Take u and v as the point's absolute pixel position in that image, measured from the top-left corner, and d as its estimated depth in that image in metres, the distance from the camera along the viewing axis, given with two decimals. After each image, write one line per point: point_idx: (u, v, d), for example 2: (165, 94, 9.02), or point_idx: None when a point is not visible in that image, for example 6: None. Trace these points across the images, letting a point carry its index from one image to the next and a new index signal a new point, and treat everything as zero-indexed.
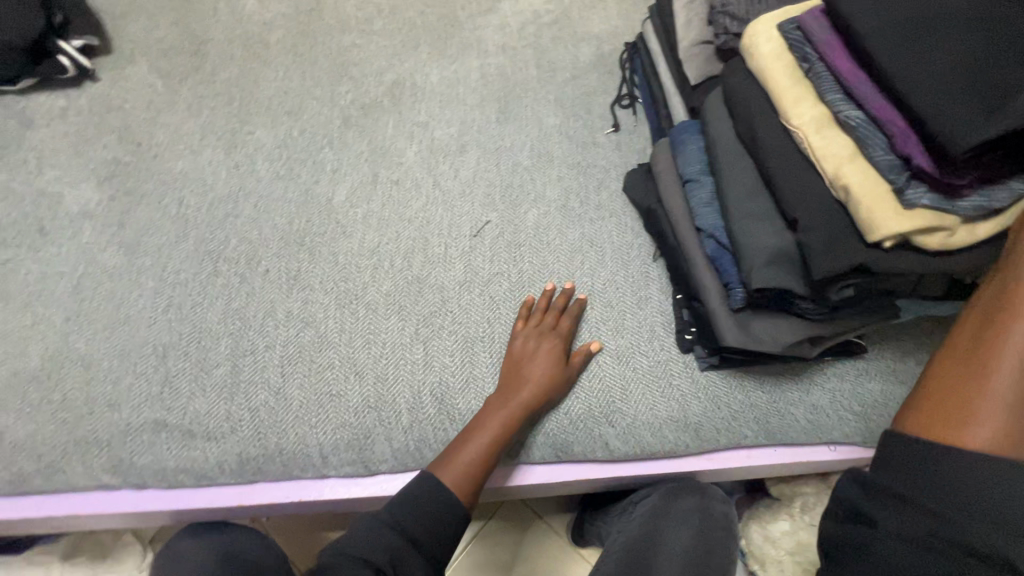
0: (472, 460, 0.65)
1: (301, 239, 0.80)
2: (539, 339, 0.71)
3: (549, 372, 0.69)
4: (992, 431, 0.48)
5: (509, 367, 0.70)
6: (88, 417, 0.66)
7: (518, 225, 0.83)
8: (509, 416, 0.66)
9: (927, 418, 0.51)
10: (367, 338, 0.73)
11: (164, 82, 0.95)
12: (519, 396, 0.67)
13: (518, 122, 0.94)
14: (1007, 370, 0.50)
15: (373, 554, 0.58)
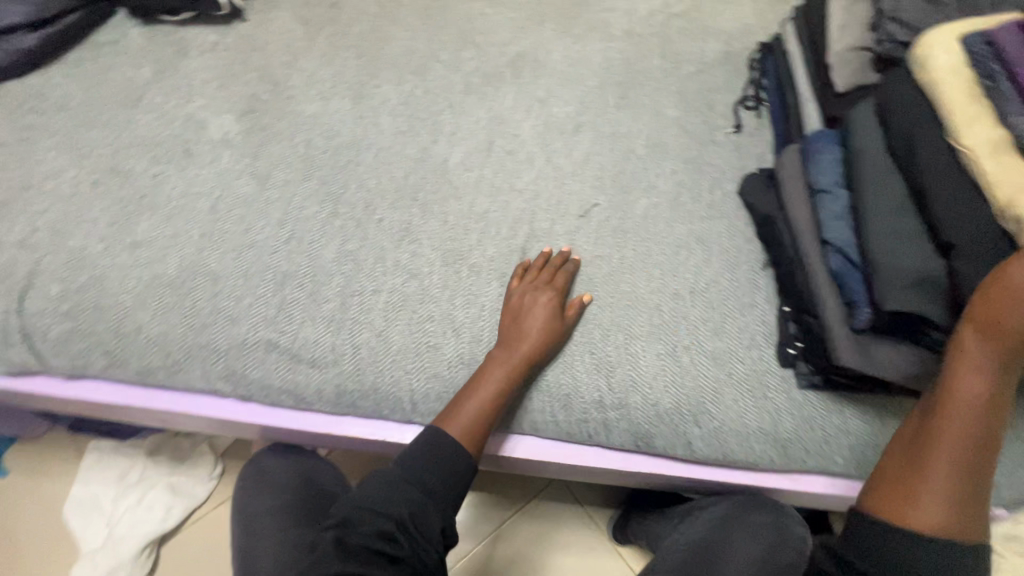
0: (475, 411, 0.67)
1: (414, 195, 0.82)
2: (534, 295, 0.72)
3: (546, 326, 0.70)
4: (936, 514, 0.54)
5: (507, 322, 0.71)
6: (212, 328, 0.71)
7: (626, 212, 0.82)
8: (509, 367, 0.68)
9: (885, 498, 0.57)
10: (466, 298, 0.75)
11: (303, 28, 1.00)
12: (518, 348, 0.68)
13: (637, 109, 0.93)
14: (946, 457, 0.55)
15: (390, 508, 0.63)
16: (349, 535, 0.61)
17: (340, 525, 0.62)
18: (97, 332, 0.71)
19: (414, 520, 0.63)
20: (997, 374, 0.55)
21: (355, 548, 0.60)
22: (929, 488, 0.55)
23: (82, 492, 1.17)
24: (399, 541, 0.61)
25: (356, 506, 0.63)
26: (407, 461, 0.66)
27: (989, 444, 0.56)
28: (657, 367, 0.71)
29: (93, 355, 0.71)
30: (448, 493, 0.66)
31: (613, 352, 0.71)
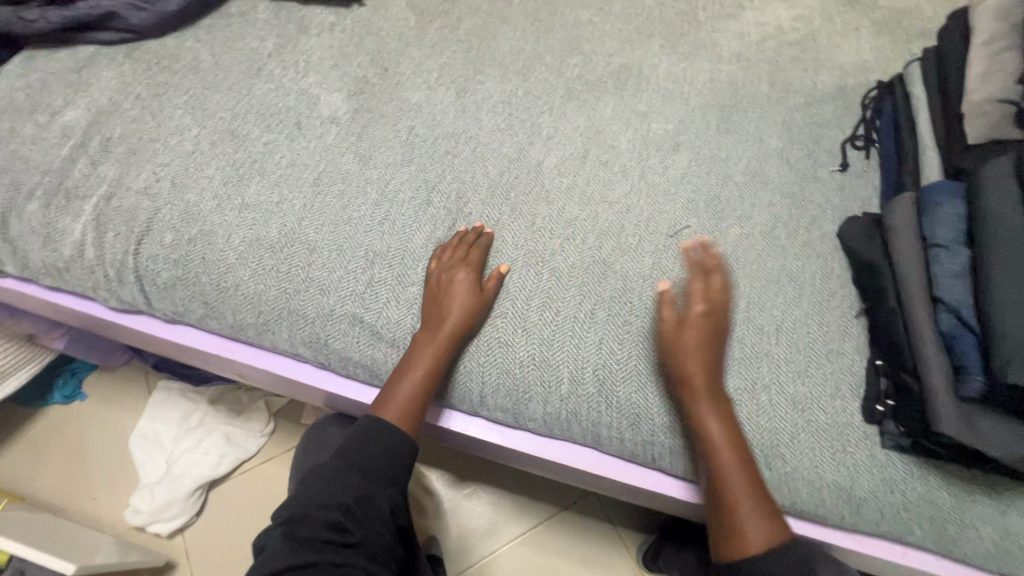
0: (411, 395, 0.70)
1: (505, 193, 0.83)
2: (451, 275, 0.73)
3: (466, 303, 0.71)
4: (759, 530, 0.60)
5: (431, 302, 0.72)
6: (301, 294, 0.74)
7: (717, 238, 0.80)
8: (435, 349, 0.70)
9: (726, 541, 0.61)
10: (544, 300, 0.75)
11: (416, 18, 1.02)
12: (443, 329, 0.70)
13: (738, 135, 0.91)
14: (731, 483, 0.62)
15: (334, 497, 0.64)
16: (297, 527, 0.61)
17: (288, 519, 0.63)
18: (199, 283, 0.75)
19: (359, 506, 0.64)
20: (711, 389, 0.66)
21: (304, 538, 0.60)
22: (732, 510, 0.61)
23: (147, 426, 1.24)
24: (349, 529, 0.62)
25: (303, 500, 0.64)
26: (348, 452, 0.68)
27: (746, 450, 0.64)
28: (733, 402, 0.69)
29: (193, 304, 0.76)
30: (391, 475, 0.69)
31: None
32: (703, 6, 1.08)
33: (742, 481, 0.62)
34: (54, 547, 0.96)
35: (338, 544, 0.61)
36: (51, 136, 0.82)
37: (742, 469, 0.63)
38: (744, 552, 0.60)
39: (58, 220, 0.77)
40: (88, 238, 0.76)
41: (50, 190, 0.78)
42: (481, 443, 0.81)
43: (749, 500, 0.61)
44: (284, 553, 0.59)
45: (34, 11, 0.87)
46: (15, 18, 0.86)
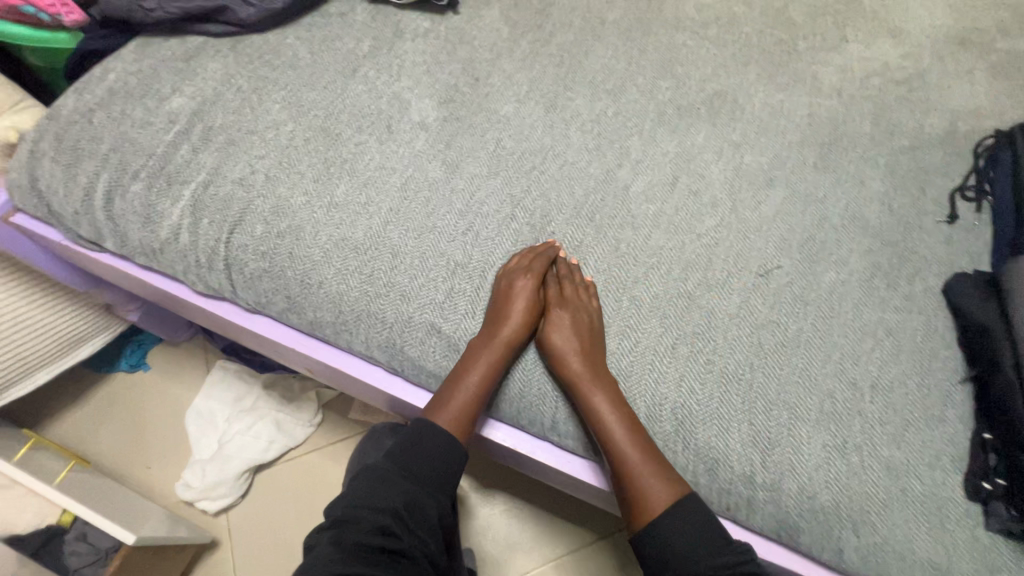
0: (465, 402, 0.69)
1: (590, 214, 0.81)
2: (516, 284, 0.73)
3: (528, 312, 0.72)
4: (658, 491, 0.63)
5: (494, 309, 0.72)
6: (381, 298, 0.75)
7: (810, 282, 0.76)
8: (492, 354, 0.70)
9: (633, 508, 0.64)
10: (623, 329, 0.73)
11: (509, 29, 1.02)
12: (501, 336, 0.71)
13: (837, 174, 0.86)
14: (625, 451, 0.64)
15: (386, 501, 0.62)
16: (345, 530, 0.59)
17: (335, 520, 0.61)
18: (284, 277, 0.76)
19: (408, 513, 0.62)
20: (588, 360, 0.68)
21: (351, 544, 0.58)
22: (631, 482, 0.64)
23: (202, 403, 1.28)
24: (397, 538, 0.60)
25: (352, 501, 0.62)
26: (398, 456, 0.67)
27: (633, 418, 0.66)
28: (821, 458, 0.65)
29: (276, 297, 0.77)
30: (438, 483, 0.67)
31: (775, 429, 0.66)
32: (804, 37, 1.04)
33: (636, 453, 0.64)
34: (112, 512, 0.99)
35: (387, 553, 0.58)
36: (158, 121, 0.85)
37: (631, 439, 0.65)
38: (651, 518, 0.62)
39: (158, 203, 0.80)
40: (184, 224, 0.79)
41: (153, 173, 0.81)
42: (540, 466, 0.78)
43: (642, 468, 0.63)
44: (332, 557, 0.57)
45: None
46: (135, 6, 0.90)
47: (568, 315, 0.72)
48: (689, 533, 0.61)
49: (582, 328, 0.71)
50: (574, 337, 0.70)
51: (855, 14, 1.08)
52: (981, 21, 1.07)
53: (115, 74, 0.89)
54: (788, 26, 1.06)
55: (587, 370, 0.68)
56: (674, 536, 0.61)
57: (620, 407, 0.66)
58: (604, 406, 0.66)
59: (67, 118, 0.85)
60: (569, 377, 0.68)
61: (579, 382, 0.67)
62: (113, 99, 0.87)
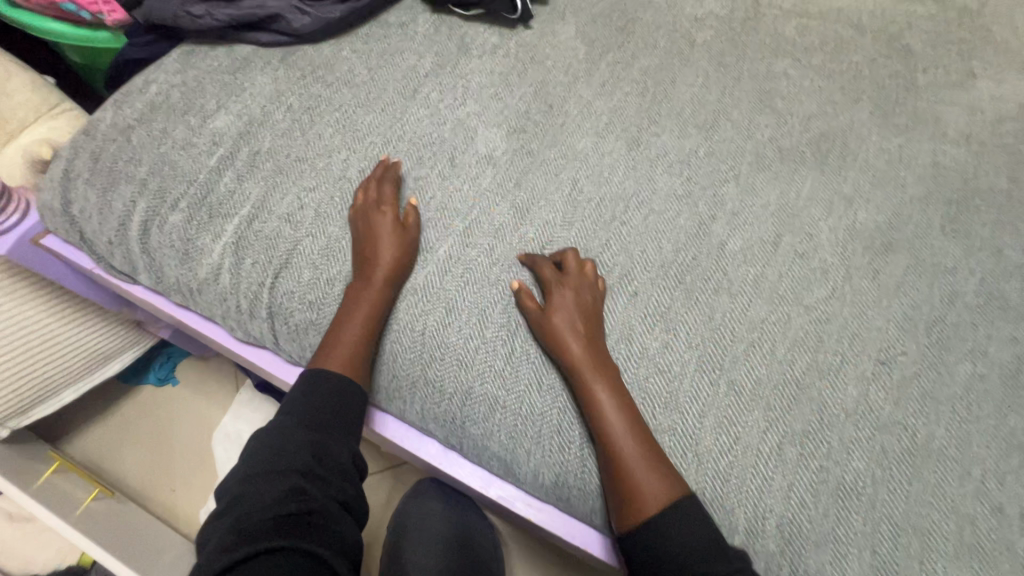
0: (353, 345, 0.63)
1: (680, 276, 0.70)
2: (370, 219, 0.69)
3: (394, 242, 0.68)
4: (657, 487, 0.54)
5: (358, 251, 0.68)
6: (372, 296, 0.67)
7: (942, 375, 0.65)
8: (369, 292, 0.65)
9: (624, 505, 0.55)
10: (720, 420, 0.62)
11: (587, 48, 0.91)
12: (376, 273, 0.66)
13: (969, 240, 0.74)
14: (620, 438, 0.56)
15: (296, 469, 0.52)
16: (247, 512, 0.48)
17: (233, 504, 0.49)
18: None
19: (322, 467, 0.54)
20: (584, 336, 0.61)
21: (257, 519, 0.47)
22: (627, 476, 0.55)
23: (233, 427, 1.21)
24: (313, 505, 0.50)
25: (252, 475, 0.52)
26: (311, 420, 0.57)
27: (629, 405, 0.59)
28: None
29: None
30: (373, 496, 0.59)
31: (904, 562, 0.56)
32: (924, 71, 0.91)
33: (632, 442, 0.56)
34: (130, 550, 0.92)
35: (303, 520, 0.48)
36: (201, 142, 0.77)
37: (630, 429, 0.57)
38: (645, 518, 0.53)
39: (198, 237, 0.72)
40: (226, 263, 0.71)
41: (194, 204, 0.74)
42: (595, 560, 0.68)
43: (640, 458, 0.55)
44: (234, 542, 0.45)
45: (201, 5, 0.82)
46: (181, 12, 0.82)
47: (571, 292, 0.64)
48: (690, 543, 0.52)
49: (585, 305, 0.64)
50: (577, 316, 0.63)
51: (982, 44, 0.95)
52: None
53: (157, 86, 0.82)
54: (904, 56, 0.93)
55: (591, 354, 0.60)
56: (670, 541, 0.52)
57: (621, 394, 0.59)
58: (604, 389, 0.58)
59: (104, 135, 0.77)
60: (565, 356, 0.60)
61: (580, 361, 0.60)
62: (154, 115, 0.79)
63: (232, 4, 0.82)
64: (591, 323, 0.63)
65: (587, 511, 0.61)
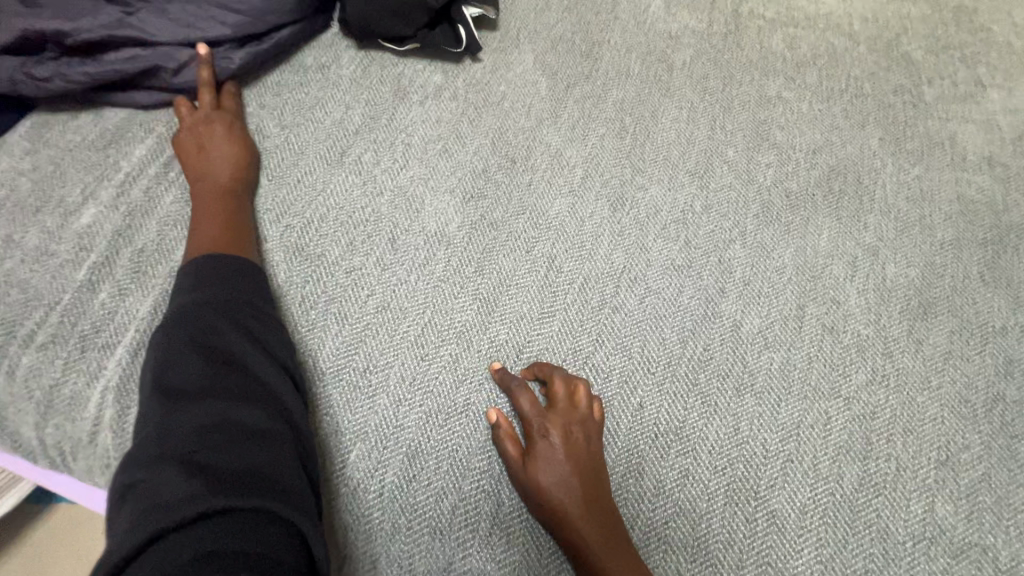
0: (203, 228, 0.58)
1: (692, 376, 0.57)
2: (204, 124, 0.64)
3: (235, 144, 0.64)
4: None
5: (193, 155, 0.63)
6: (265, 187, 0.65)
7: (1015, 475, 0.54)
8: (213, 195, 0.60)
9: None
10: (763, 570, 0.49)
11: (550, 82, 0.76)
12: (219, 174, 0.61)
13: (1014, 289, 0.64)
14: None
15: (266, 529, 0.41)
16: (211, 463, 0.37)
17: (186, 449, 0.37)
18: None
19: None
20: (576, 492, 0.48)
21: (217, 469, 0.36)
22: None
23: None
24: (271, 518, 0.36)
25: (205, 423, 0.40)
26: (274, 386, 0.46)
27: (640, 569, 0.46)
28: None
29: None
30: None
31: None
32: (929, 82, 0.80)
33: None
34: None
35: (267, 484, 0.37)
36: (62, 248, 0.59)
37: None
38: None
39: (64, 382, 0.54)
40: (106, 417, 0.53)
41: (59, 334, 0.56)
42: None
43: None
44: (200, 490, 0.34)
45: (48, 65, 0.63)
46: (21, 76, 0.62)
47: (559, 436, 0.50)
48: None
49: (581, 453, 0.50)
50: (568, 469, 0.49)
51: (985, 46, 0.85)
52: None
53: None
54: (905, 66, 0.82)
55: (589, 516, 0.47)
56: None
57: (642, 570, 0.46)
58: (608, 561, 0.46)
59: None
60: (555, 524, 0.47)
61: (577, 532, 0.47)
62: None
63: (95, 60, 0.63)
64: (586, 468, 0.49)
65: None
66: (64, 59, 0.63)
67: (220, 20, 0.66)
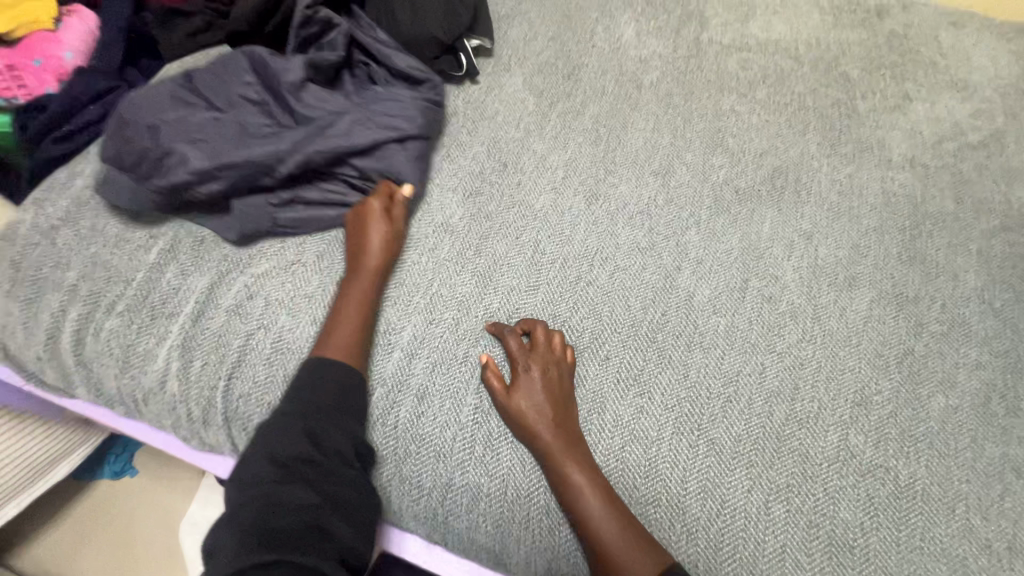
0: (349, 332, 0.64)
1: (650, 335, 0.69)
2: (367, 215, 0.71)
3: (387, 233, 0.70)
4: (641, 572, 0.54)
5: (354, 239, 0.70)
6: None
7: (919, 411, 0.65)
8: (363, 289, 0.67)
9: None
10: (703, 484, 0.61)
11: (536, 100, 0.89)
12: (366, 260, 0.68)
13: (927, 266, 0.76)
14: (592, 511, 0.56)
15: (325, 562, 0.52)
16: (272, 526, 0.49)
17: (250, 521, 0.49)
18: None
19: None
20: (549, 413, 0.61)
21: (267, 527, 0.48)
22: (603, 552, 0.55)
23: (196, 518, 1.11)
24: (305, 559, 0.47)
25: None
26: None
27: (600, 476, 0.59)
28: None
29: None
30: None
31: None
32: (862, 95, 0.94)
33: (604, 516, 0.56)
34: None
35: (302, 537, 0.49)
36: (136, 236, 0.72)
37: (601, 500, 0.57)
38: None
39: (139, 342, 0.67)
40: (172, 369, 0.66)
41: (133, 305, 0.68)
42: None
43: (615, 534, 0.55)
44: (248, 549, 0.46)
45: (287, 211, 0.72)
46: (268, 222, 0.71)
47: (538, 371, 0.63)
48: None
49: (555, 391, 0.62)
50: (544, 397, 0.61)
51: (913, 66, 0.98)
52: None
53: (84, 179, 0.76)
54: (842, 84, 0.95)
55: (558, 432, 0.60)
56: None
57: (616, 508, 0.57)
58: (574, 469, 0.58)
59: (25, 240, 0.71)
60: (531, 437, 0.60)
61: (548, 443, 0.59)
62: (81, 211, 0.73)
63: (318, 204, 0.74)
64: (558, 397, 0.62)
65: None
66: (296, 206, 0.73)
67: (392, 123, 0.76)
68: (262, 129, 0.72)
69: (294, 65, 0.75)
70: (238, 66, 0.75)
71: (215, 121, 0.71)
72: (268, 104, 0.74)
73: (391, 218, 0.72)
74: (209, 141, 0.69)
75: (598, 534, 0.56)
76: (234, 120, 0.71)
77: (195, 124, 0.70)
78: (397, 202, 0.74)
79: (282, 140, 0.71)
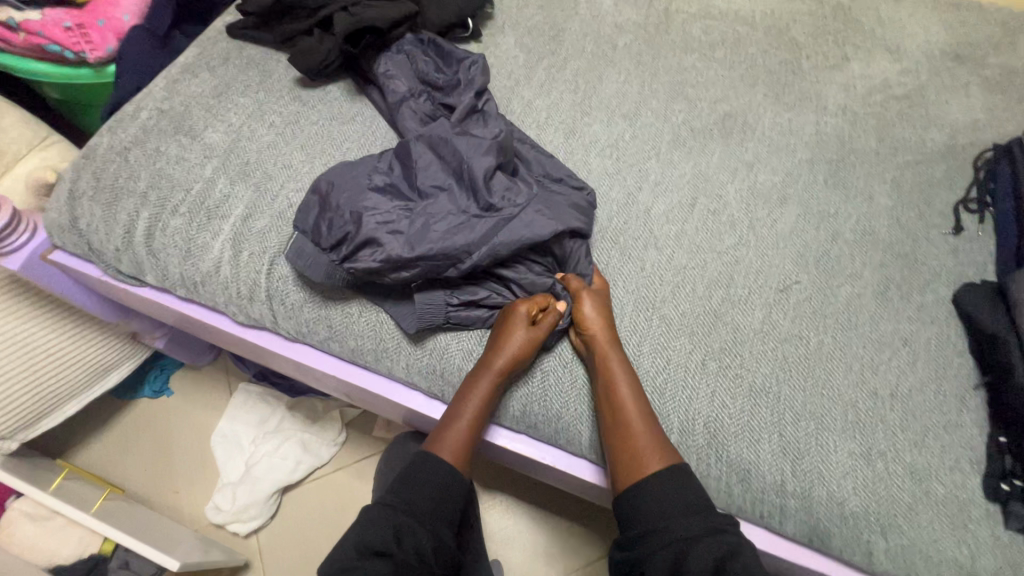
0: (459, 433, 0.72)
1: (615, 238, 0.85)
2: (510, 322, 0.73)
3: (526, 342, 0.71)
4: (655, 456, 0.67)
5: (493, 338, 0.74)
6: (321, 124, 0.92)
7: (828, 296, 0.80)
8: (486, 396, 0.72)
9: (625, 460, 0.67)
10: (653, 347, 0.76)
11: (526, 56, 1.05)
12: (494, 365, 0.71)
13: (848, 190, 0.91)
14: (629, 409, 0.69)
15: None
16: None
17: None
18: (326, 306, 0.79)
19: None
20: (609, 333, 0.73)
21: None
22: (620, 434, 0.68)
23: (225, 427, 1.27)
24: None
25: None
26: None
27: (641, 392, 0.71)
28: (849, 466, 0.69)
29: (318, 325, 0.80)
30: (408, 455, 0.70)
31: (804, 440, 0.71)
32: (807, 56, 1.09)
33: (636, 412, 0.69)
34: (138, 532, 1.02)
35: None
36: (193, 156, 0.87)
37: (635, 399, 0.69)
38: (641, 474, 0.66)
39: (199, 237, 0.82)
40: (226, 257, 0.81)
41: (193, 209, 0.84)
42: (549, 472, 0.81)
43: (638, 426, 0.68)
44: None
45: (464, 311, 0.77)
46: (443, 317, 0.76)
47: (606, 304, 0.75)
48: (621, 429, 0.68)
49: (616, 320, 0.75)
50: (607, 321, 0.74)
51: (853, 33, 1.13)
52: (973, 37, 1.12)
53: (148, 112, 0.92)
54: (791, 47, 1.10)
55: (615, 348, 0.72)
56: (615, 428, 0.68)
57: (653, 425, 0.69)
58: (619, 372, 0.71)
59: (104, 159, 0.87)
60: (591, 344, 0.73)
61: (603, 353, 0.72)
62: (147, 137, 0.89)
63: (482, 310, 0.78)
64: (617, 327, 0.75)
65: (547, 429, 0.76)
66: (457, 311, 0.77)
67: (558, 221, 0.75)
68: (448, 215, 0.74)
69: (480, 152, 0.77)
70: (421, 155, 0.79)
71: (406, 211, 0.75)
72: (452, 188, 0.77)
73: (529, 328, 0.73)
74: (404, 231, 0.73)
75: (635, 435, 0.68)
76: (424, 208, 0.74)
77: (389, 213, 0.74)
78: (546, 318, 0.75)
79: (472, 229, 0.72)
